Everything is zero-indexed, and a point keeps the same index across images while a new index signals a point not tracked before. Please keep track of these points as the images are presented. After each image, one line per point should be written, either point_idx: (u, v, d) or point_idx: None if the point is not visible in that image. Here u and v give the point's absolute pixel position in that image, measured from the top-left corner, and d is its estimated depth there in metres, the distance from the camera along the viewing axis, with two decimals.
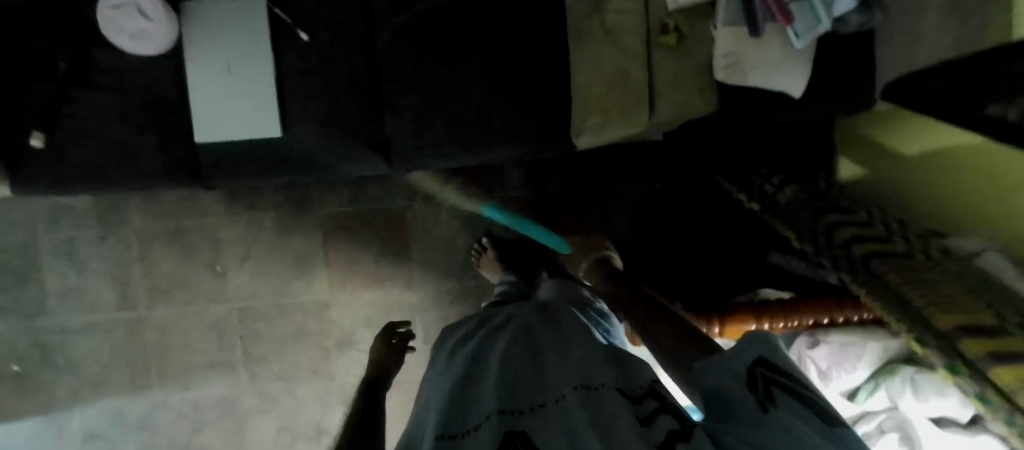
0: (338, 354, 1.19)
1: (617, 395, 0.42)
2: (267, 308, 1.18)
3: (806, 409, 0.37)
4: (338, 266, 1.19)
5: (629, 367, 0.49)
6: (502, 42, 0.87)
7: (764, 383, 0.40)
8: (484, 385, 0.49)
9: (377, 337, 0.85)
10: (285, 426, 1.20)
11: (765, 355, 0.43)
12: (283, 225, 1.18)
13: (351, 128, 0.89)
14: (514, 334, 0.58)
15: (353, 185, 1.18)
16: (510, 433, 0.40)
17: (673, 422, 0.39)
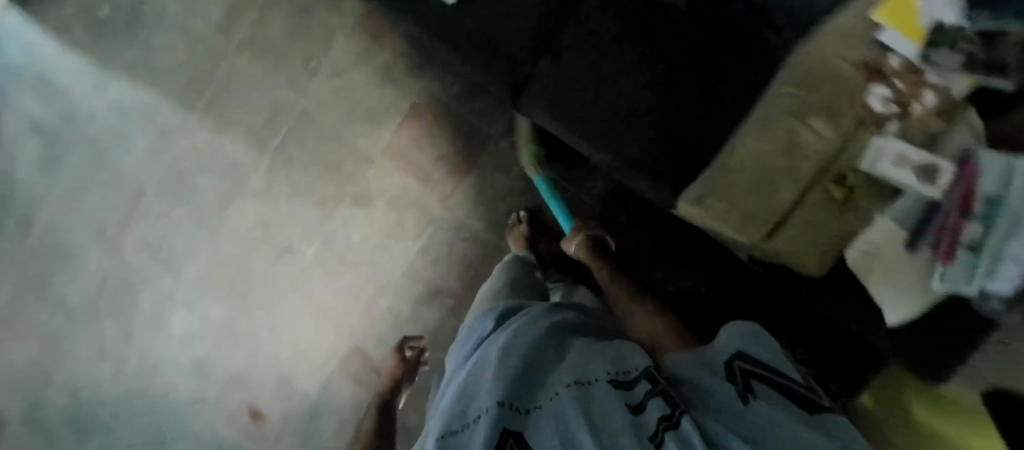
0: (348, 205, 1.19)
1: (608, 389, 0.49)
2: (324, 125, 1.18)
3: (783, 397, 0.49)
4: (404, 137, 1.17)
5: (616, 362, 0.57)
6: (699, 73, 0.76)
7: (742, 374, 0.53)
8: (483, 376, 0.57)
9: (393, 351, 1.13)
10: (265, 225, 1.22)
11: (741, 350, 0.56)
12: (387, 71, 1.16)
13: (507, 45, 0.84)
14: (510, 333, 0.64)
15: (468, 84, 1.13)
16: (507, 431, 0.47)
17: (662, 408, 0.46)
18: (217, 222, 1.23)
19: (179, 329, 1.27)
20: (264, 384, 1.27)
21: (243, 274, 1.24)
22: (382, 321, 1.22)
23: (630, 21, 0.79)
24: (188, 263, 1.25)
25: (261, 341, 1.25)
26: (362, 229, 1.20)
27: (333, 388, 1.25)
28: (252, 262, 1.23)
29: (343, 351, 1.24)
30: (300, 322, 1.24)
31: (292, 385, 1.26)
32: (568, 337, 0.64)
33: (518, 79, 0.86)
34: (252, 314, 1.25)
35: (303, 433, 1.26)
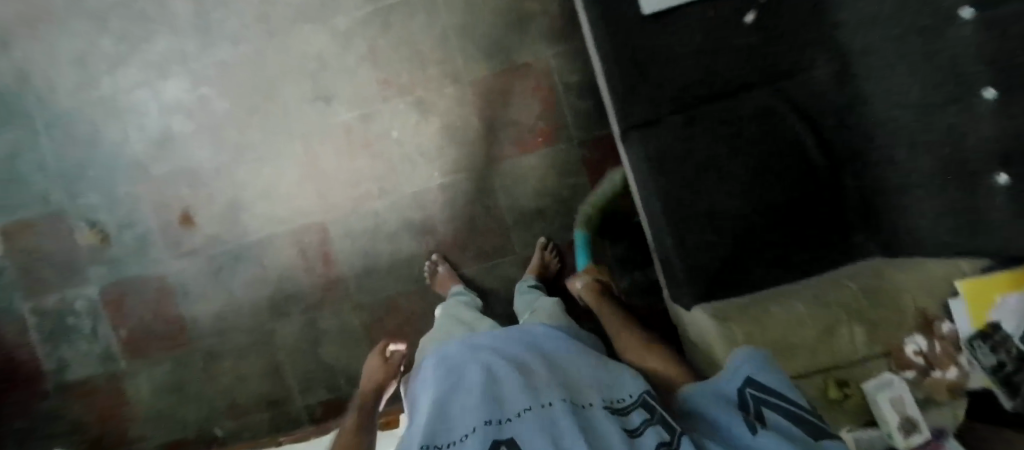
0: (408, 103, 1.14)
1: (600, 411, 0.55)
2: (438, 21, 1.12)
3: (788, 422, 0.49)
4: (500, 82, 1.13)
5: (602, 388, 0.62)
6: (790, 220, 0.81)
7: (756, 404, 0.53)
8: (468, 395, 0.62)
9: (377, 351, 1.04)
10: (321, 65, 1.14)
11: (752, 376, 0.56)
12: (527, 18, 1.10)
13: (659, 83, 0.84)
14: (493, 355, 0.70)
15: (587, 82, 1.10)
16: (497, 441, 0.52)
17: (662, 435, 0.50)
18: (282, 28, 1.14)
19: (175, 93, 1.17)
20: (215, 196, 1.17)
21: (270, 88, 1.15)
22: (361, 219, 1.16)
23: (770, 142, 0.81)
24: (227, 42, 1.15)
25: (241, 157, 1.16)
26: (406, 130, 1.15)
27: (276, 244, 1.17)
28: (287, 85, 1.15)
29: (309, 220, 1.16)
30: (288, 167, 1.16)
31: (239, 215, 1.17)
32: (549, 361, 0.70)
33: (649, 116, 0.85)
34: (251, 129, 1.16)
35: (218, 262, 1.18)
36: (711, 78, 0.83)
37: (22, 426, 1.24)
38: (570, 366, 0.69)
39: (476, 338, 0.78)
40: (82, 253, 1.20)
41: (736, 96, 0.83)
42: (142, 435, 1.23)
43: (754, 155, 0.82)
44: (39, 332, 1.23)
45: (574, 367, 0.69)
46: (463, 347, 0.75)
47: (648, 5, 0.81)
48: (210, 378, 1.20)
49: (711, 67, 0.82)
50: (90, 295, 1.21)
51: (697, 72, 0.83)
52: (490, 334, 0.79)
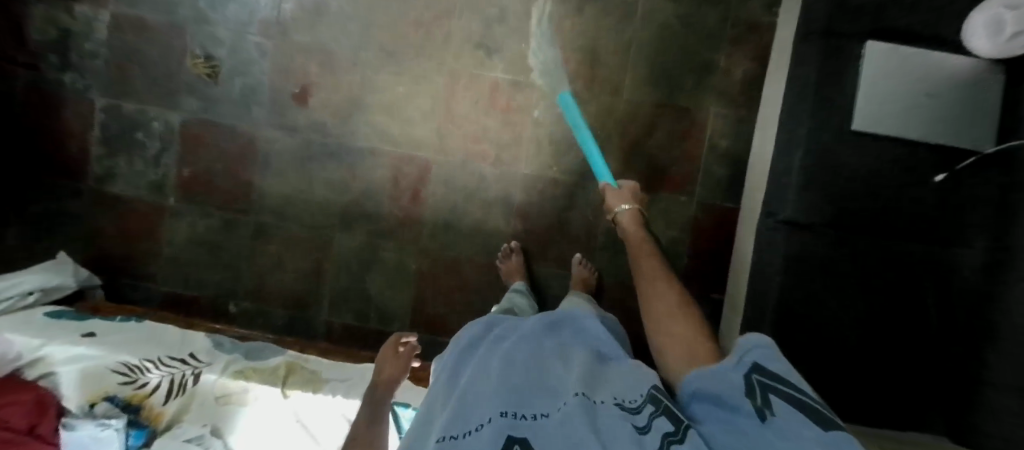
0: (561, 92, 1.12)
1: (617, 411, 0.43)
2: (627, 31, 1.10)
3: (800, 414, 0.37)
4: (655, 114, 1.12)
5: (621, 385, 0.49)
6: (879, 368, 0.85)
7: (762, 390, 0.40)
8: (483, 383, 0.51)
9: (386, 343, 0.94)
10: (500, 16, 1.10)
11: (758, 361, 0.43)
12: (709, 70, 1.10)
13: (836, 195, 0.84)
14: (516, 342, 0.59)
15: (732, 154, 1.11)
16: (510, 438, 0.40)
17: (668, 425, 0.39)
18: None
19: None
20: (338, 87, 1.13)
21: (440, 11, 1.10)
22: (464, 177, 1.14)
23: (896, 294, 0.85)
24: None
25: (381, 63, 1.12)
26: (547, 114, 1.13)
27: (373, 160, 1.14)
28: (459, 18, 1.11)
29: (417, 152, 1.14)
30: (421, 94, 1.13)
31: (353, 116, 1.13)
32: (573, 349, 0.58)
33: (809, 221, 0.85)
34: (403, 42, 1.11)
35: (311, 151, 1.14)
36: (880, 214, 0.84)
37: (47, 211, 1.20)
38: (597, 359, 0.57)
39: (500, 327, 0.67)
40: (181, 77, 1.13)
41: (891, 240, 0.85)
42: (157, 275, 1.18)
43: (878, 299, 0.85)
44: (103, 132, 1.16)
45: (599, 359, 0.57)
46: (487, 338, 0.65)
47: (857, 120, 0.83)
48: (248, 254, 1.16)
49: (886, 204, 0.84)
50: (170, 121, 1.15)
51: (872, 199, 0.84)
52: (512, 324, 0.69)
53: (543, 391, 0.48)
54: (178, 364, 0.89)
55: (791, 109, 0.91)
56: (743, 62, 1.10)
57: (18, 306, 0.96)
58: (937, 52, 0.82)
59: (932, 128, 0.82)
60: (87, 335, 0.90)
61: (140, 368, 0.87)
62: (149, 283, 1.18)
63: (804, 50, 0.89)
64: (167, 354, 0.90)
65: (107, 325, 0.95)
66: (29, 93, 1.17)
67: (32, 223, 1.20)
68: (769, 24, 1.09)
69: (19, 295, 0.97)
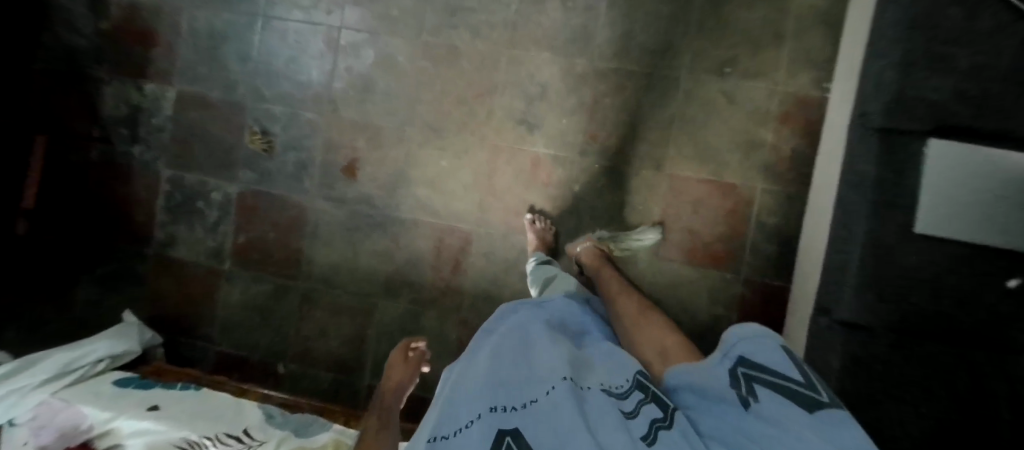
0: (603, 166, 1.11)
1: (599, 395, 0.51)
2: (670, 106, 1.09)
3: (779, 396, 0.46)
4: (700, 189, 1.09)
5: (597, 374, 0.57)
6: None
7: (746, 381, 0.50)
8: (472, 378, 0.56)
9: (397, 347, 1.01)
10: (542, 93, 1.12)
11: (745, 355, 0.52)
12: (757, 145, 1.08)
13: (897, 294, 0.80)
14: (502, 336, 0.64)
15: (781, 232, 1.08)
16: (502, 430, 0.47)
17: (656, 411, 0.49)
18: (522, 40, 1.12)
19: (394, 49, 1.15)
20: (384, 161, 1.17)
21: (483, 89, 1.13)
22: (505, 249, 1.15)
23: (965, 397, 0.79)
24: (465, 29, 1.13)
25: (426, 139, 1.15)
26: (588, 188, 1.12)
27: (416, 231, 1.17)
28: (502, 95, 1.13)
29: (458, 224, 1.16)
30: (464, 167, 1.15)
31: (399, 189, 1.17)
32: (554, 336, 0.65)
33: (868, 316, 0.81)
34: (448, 118, 1.15)
35: (358, 221, 1.18)
36: (946, 314, 0.79)
37: (115, 271, 1.25)
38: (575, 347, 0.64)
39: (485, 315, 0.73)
40: (240, 151, 1.20)
41: (956, 339, 0.80)
42: (212, 337, 1.24)
43: (945, 402, 0.79)
44: (167, 201, 1.23)
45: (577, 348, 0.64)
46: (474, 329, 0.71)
47: (920, 223, 0.79)
48: (296, 318, 1.21)
49: (952, 304, 0.79)
50: (228, 191, 1.21)
51: (936, 298, 0.79)
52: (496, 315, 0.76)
53: (527, 380, 0.54)
54: (233, 441, 0.91)
55: (847, 202, 0.87)
56: (792, 137, 1.07)
57: (88, 375, 1.03)
58: (1009, 152, 0.77)
59: (1009, 231, 0.77)
60: (151, 408, 0.95)
61: (199, 444, 0.90)
62: (204, 343, 1.24)
63: (860, 142, 0.86)
64: (224, 432, 0.93)
65: (169, 396, 1.00)
66: (99, 164, 1.24)
67: (100, 281, 1.25)
68: (819, 99, 1.06)
69: (89, 364, 1.04)
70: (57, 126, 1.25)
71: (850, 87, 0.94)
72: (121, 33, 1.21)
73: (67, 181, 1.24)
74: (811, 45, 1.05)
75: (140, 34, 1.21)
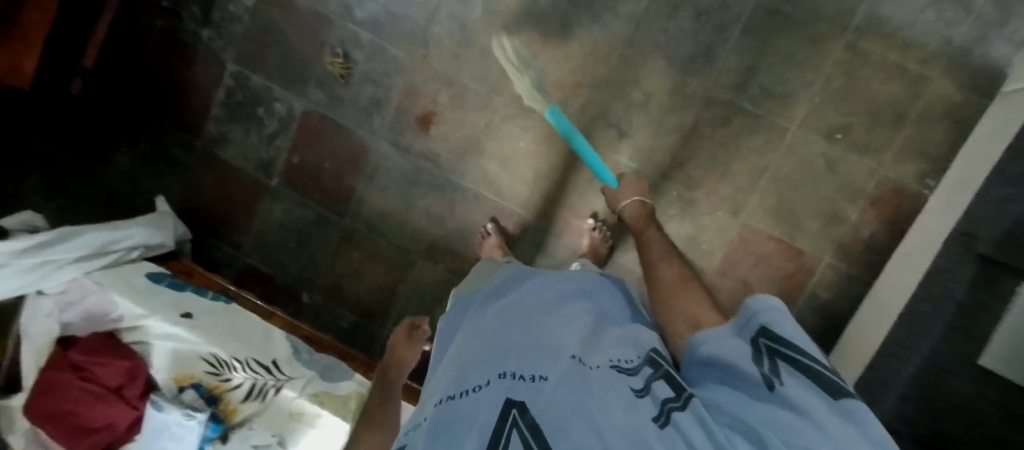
0: (681, 194, 1.08)
1: (615, 371, 0.39)
2: (768, 154, 1.05)
3: (809, 382, 0.32)
4: (768, 245, 1.08)
5: (622, 340, 0.46)
6: None
7: (768, 355, 0.36)
8: (478, 348, 0.47)
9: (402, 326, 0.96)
10: (645, 104, 1.06)
11: (767, 324, 0.38)
12: (839, 220, 1.05)
13: (929, 411, 0.80)
14: (519, 308, 0.54)
15: (829, 307, 1.09)
16: (508, 401, 0.36)
17: (669, 391, 0.36)
18: (641, 42, 1.05)
19: (504, 9, 1.06)
20: (462, 124, 1.11)
21: (586, 80, 1.07)
22: (559, 247, 1.13)
23: None
24: (587, 11, 1.05)
25: (511, 114, 1.10)
26: (660, 213, 1.09)
27: (475, 204, 1.14)
28: (604, 93, 1.07)
29: (520, 209, 1.13)
30: (542, 155, 1.11)
31: (470, 156, 1.12)
32: (573, 305, 0.54)
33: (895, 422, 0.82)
34: (540, 100, 1.09)
35: (419, 176, 1.14)
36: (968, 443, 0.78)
37: (154, 153, 1.20)
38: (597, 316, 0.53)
39: (506, 289, 0.65)
40: (315, 68, 1.13)
41: None
42: (243, 245, 1.22)
43: None
44: (226, 97, 1.16)
45: (599, 320, 0.52)
46: (489, 303, 0.63)
47: (987, 357, 0.78)
48: (332, 254, 1.19)
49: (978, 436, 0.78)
50: (293, 106, 1.15)
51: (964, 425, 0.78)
52: (510, 284, 0.67)
53: (539, 348, 0.44)
54: (261, 370, 0.94)
55: (920, 313, 0.86)
56: (875, 223, 1.04)
57: (122, 260, 0.99)
58: None
59: None
60: (184, 315, 0.94)
61: (227, 365, 0.93)
62: (233, 250, 1.22)
63: (956, 261, 0.84)
64: (254, 357, 0.94)
65: (203, 304, 0.98)
66: (163, 38, 1.15)
67: (139, 159, 1.19)
68: (915, 193, 1.03)
69: (125, 250, 1.00)
70: None
71: (960, 199, 0.91)
72: None
73: (126, 45, 1.16)
74: (929, 137, 1.00)
75: None
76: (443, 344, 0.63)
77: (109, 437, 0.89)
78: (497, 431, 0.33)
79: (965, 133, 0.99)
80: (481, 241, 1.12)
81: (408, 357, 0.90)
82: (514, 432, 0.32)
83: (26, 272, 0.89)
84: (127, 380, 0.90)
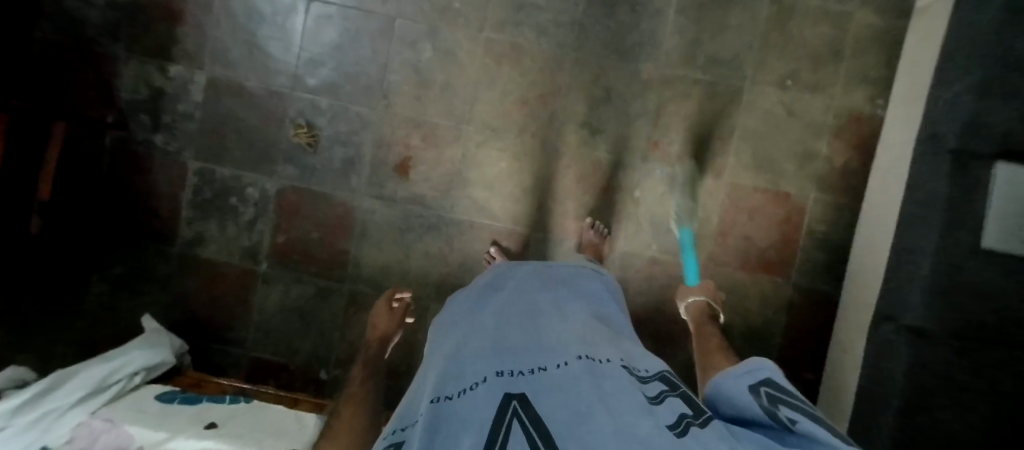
0: (664, 172, 1.12)
1: (620, 375, 0.39)
2: (733, 114, 1.11)
3: (816, 418, 0.34)
4: (757, 197, 1.12)
5: (619, 350, 0.47)
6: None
7: (774, 401, 0.38)
8: (474, 345, 0.46)
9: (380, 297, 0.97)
10: (608, 97, 1.11)
11: (770, 378, 0.42)
12: (812, 157, 1.11)
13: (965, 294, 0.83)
14: (513, 304, 0.54)
15: (829, 239, 1.13)
16: (508, 395, 0.35)
17: (685, 407, 0.36)
18: (589, 42, 1.09)
19: (453, 43, 1.09)
20: (440, 160, 1.12)
21: (547, 89, 1.10)
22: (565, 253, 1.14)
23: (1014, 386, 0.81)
24: (531, 27, 1.09)
25: (485, 139, 1.12)
26: (649, 194, 1.12)
27: (472, 234, 1.14)
28: (567, 97, 1.11)
29: (517, 227, 1.14)
30: (525, 170, 1.12)
31: (455, 189, 1.13)
32: (569, 308, 0.54)
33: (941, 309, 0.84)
34: (509, 118, 1.11)
35: (411, 222, 1.13)
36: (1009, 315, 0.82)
37: (131, 273, 1.14)
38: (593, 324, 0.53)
39: (498, 277, 0.64)
40: (280, 145, 1.11)
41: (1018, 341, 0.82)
42: (246, 341, 1.16)
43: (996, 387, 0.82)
44: (194, 196, 1.13)
45: (596, 326, 0.52)
46: (481, 292, 0.62)
47: (988, 238, 0.81)
48: (342, 323, 1.15)
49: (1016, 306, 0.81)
50: (266, 187, 1.12)
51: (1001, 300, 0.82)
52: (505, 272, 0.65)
53: (540, 350, 0.43)
54: None
55: (915, 219, 0.91)
56: (845, 151, 1.11)
57: (125, 390, 0.94)
58: None
59: None
60: (208, 425, 0.89)
61: None
62: (237, 348, 1.16)
63: (931, 162, 0.89)
64: (294, 447, 0.88)
65: (222, 411, 0.94)
66: (115, 154, 1.12)
67: (115, 284, 1.14)
68: (871, 115, 1.10)
69: (126, 378, 0.95)
70: (65, 110, 1.11)
71: (914, 108, 0.98)
72: (143, 11, 1.08)
73: (77, 171, 1.12)
74: (866, 63, 1.09)
75: (165, 10, 1.09)
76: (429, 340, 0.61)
77: None
78: (497, 426, 0.32)
79: (895, 52, 1.08)
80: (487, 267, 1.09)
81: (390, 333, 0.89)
82: (516, 422, 0.32)
83: (26, 429, 0.80)
84: None
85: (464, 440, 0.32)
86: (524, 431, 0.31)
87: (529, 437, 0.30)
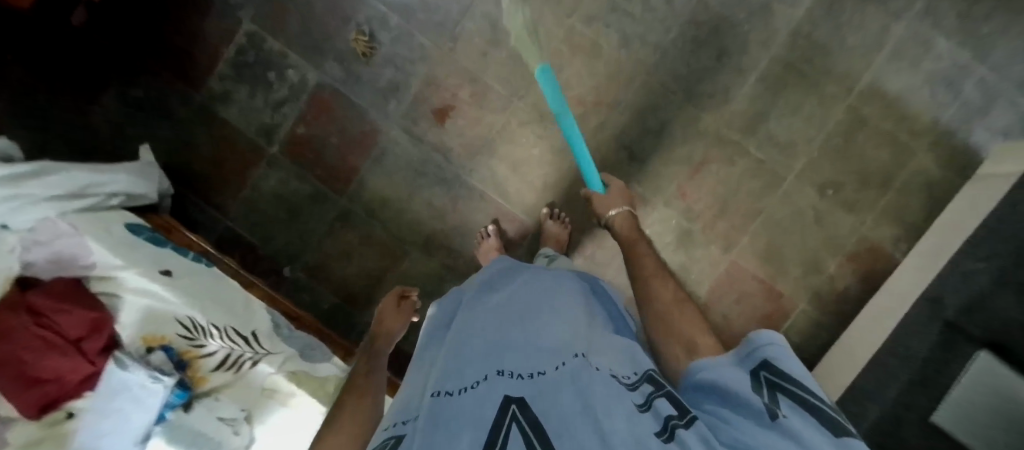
0: (679, 223, 1.12)
1: (613, 380, 0.39)
2: (765, 198, 1.11)
3: (808, 418, 0.34)
4: (753, 284, 1.13)
5: (612, 351, 0.47)
6: None
7: (769, 388, 0.37)
8: (476, 341, 0.47)
9: (392, 291, 0.90)
10: (658, 133, 1.10)
11: (771, 359, 0.39)
12: (819, 268, 1.12)
13: None
14: (510, 302, 0.54)
15: (799, 349, 1.15)
16: (507, 396, 0.36)
17: (671, 408, 0.35)
18: (664, 73, 1.09)
19: (538, 18, 1.08)
20: (478, 122, 1.11)
21: (606, 100, 1.10)
22: None
23: None
24: (618, 35, 1.08)
25: (530, 121, 1.11)
26: (656, 238, 1.13)
27: (478, 203, 1.14)
28: (621, 117, 1.10)
29: (523, 216, 1.14)
30: (553, 165, 1.12)
31: (480, 155, 1.12)
32: (565, 302, 0.55)
33: None
34: None
35: (426, 167, 1.13)
36: None
37: (149, 100, 1.13)
38: (590, 320, 0.54)
39: (494, 280, 0.63)
40: (337, 42, 1.10)
41: None
42: (228, 210, 1.16)
43: None
44: (237, 54, 1.12)
45: (593, 323, 0.53)
46: (477, 293, 0.61)
47: (940, 415, 0.82)
48: (324, 232, 1.16)
49: None
50: (307, 76, 1.11)
51: None
52: (498, 277, 0.64)
53: (537, 350, 0.44)
54: (239, 341, 0.90)
55: None
56: (851, 277, 1.11)
57: (101, 206, 0.94)
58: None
59: None
60: (163, 271, 0.90)
61: (203, 330, 0.88)
62: (217, 215, 1.17)
63: (922, 320, 0.89)
64: (234, 327, 0.91)
65: (180, 263, 0.95)
66: None
67: (129, 104, 1.13)
68: (890, 254, 1.10)
69: (104, 196, 0.95)
70: None
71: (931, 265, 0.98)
72: None
73: None
74: (907, 206, 1.09)
75: None
76: (426, 335, 0.61)
77: (56, 392, 0.79)
78: (498, 426, 0.33)
79: (940, 207, 1.07)
80: (479, 241, 1.10)
81: (395, 328, 0.83)
82: (514, 427, 0.33)
83: None
84: (90, 332, 0.82)
85: (462, 434, 0.33)
86: (523, 439, 0.32)
87: (528, 443, 0.31)
